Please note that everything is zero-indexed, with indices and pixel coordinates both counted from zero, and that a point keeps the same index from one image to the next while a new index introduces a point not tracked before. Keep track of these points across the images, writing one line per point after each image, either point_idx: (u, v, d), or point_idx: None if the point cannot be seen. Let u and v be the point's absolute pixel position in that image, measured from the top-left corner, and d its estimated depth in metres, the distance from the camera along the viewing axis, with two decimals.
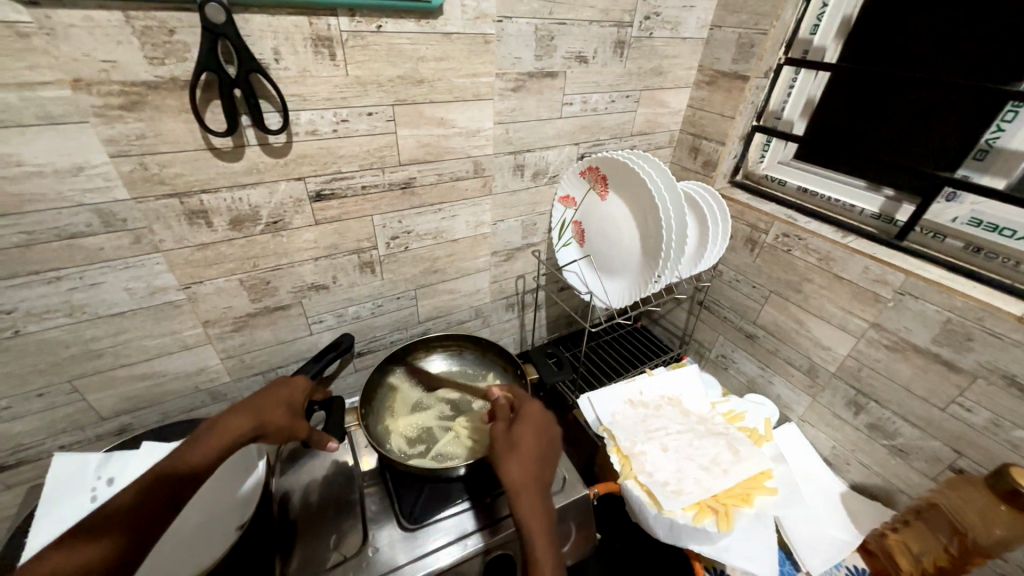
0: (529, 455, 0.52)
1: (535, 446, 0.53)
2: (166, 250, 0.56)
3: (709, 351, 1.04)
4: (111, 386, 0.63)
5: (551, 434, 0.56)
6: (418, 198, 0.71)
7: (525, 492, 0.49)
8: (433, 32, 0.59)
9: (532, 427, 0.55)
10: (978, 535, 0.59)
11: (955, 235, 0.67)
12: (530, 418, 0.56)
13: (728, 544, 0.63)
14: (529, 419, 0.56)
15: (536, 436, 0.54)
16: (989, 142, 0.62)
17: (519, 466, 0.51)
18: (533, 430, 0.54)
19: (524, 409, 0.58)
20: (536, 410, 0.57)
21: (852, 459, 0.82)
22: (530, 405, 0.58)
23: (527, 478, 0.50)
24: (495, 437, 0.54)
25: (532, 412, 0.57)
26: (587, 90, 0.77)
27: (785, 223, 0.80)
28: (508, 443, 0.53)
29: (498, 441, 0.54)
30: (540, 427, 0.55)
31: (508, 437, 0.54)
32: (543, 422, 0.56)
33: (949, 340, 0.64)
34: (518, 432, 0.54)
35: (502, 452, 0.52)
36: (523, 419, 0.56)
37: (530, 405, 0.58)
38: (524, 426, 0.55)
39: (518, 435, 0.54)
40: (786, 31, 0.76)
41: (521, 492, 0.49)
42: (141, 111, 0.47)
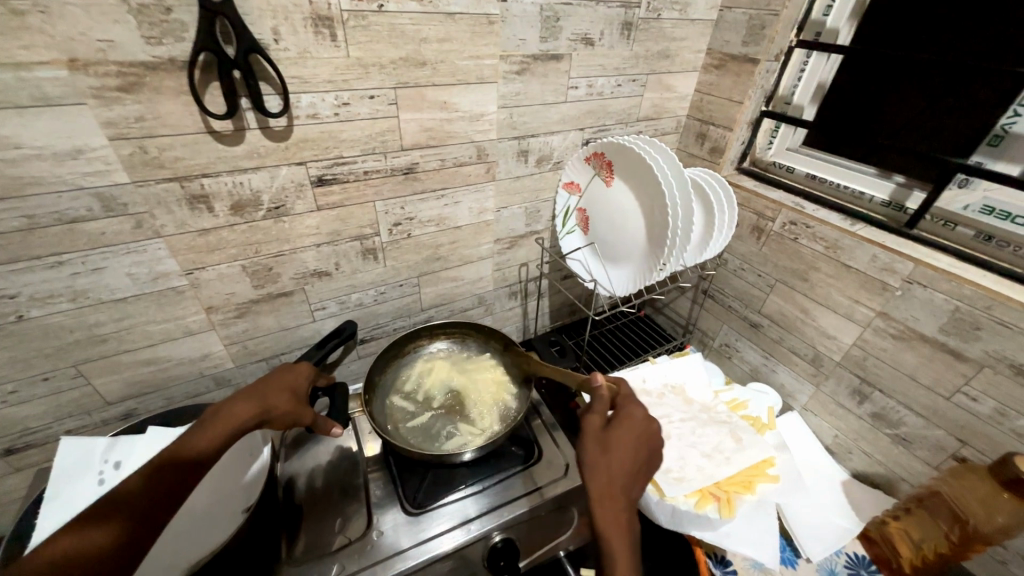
0: (622, 465, 0.46)
1: (631, 456, 0.47)
2: (167, 235, 0.56)
3: (713, 340, 1.04)
4: (116, 371, 0.63)
5: (653, 448, 0.49)
6: (421, 184, 0.70)
7: (613, 503, 0.44)
8: (436, 13, 0.57)
9: (633, 432, 0.49)
10: (980, 522, 0.59)
11: (966, 224, 0.66)
12: (630, 423, 0.50)
13: (728, 530, 0.64)
14: (629, 423, 0.50)
15: (635, 445, 0.48)
16: (1005, 127, 0.60)
17: (608, 472, 0.46)
18: (632, 437, 0.48)
19: (627, 410, 0.51)
20: (640, 416, 0.50)
21: (854, 448, 0.82)
22: (636, 409, 0.51)
23: (617, 486, 0.45)
24: (590, 432, 0.50)
25: (634, 417, 0.51)
26: (593, 74, 0.75)
27: (793, 211, 0.79)
28: (602, 444, 0.48)
29: (590, 438, 0.49)
30: (641, 435, 0.49)
31: (603, 437, 0.49)
32: (646, 432, 0.50)
33: (956, 329, 0.63)
34: (616, 435, 0.49)
35: (594, 453, 0.48)
36: (623, 422, 0.50)
37: (635, 408, 0.52)
38: (623, 431, 0.49)
39: (614, 439, 0.48)
40: (799, 11, 0.74)
41: (607, 501, 0.45)
42: (139, 92, 0.47)
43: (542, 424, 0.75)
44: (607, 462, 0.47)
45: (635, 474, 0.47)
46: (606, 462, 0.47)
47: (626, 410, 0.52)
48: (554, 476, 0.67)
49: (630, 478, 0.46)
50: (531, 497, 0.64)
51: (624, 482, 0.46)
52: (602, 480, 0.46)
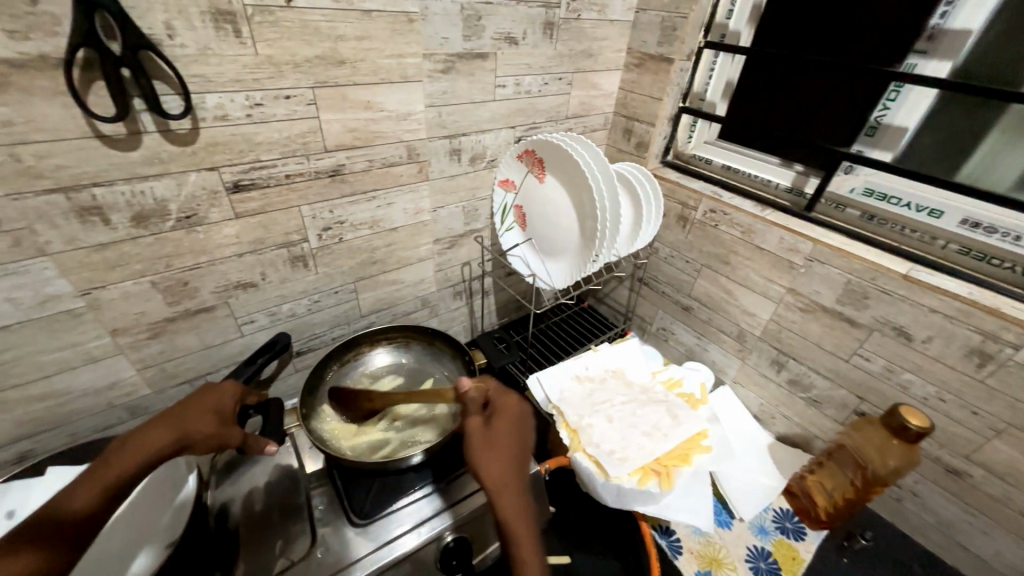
0: (505, 454, 0.55)
1: (512, 444, 0.56)
2: (55, 253, 0.50)
3: (651, 325, 1.09)
4: (3, 409, 0.56)
5: (526, 429, 0.59)
6: (350, 186, 0.68)
7: (507, 489, 0.52)
8: (351, 9, 0.55)
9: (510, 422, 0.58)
10: (877, 467, 0.67)
11: (853, 206, 0.74)
12: (503, 413, 0.58)
13: (669, 502, 0.68)
14: (504, 415, 0.58)
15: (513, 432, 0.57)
16: (878, 119, 0.69)
17: (494, 462, 0.54)
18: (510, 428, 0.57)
19: (498, 405, 0.60)
20: (512, 405, 0.60)
21: (776, 413, 0.90)
22: (507, 401, 0.60)
23: (505, 472, 0.53)
24: (473, 434, 0.56)
25: (506, 407, 0.59)
26: (519, 72, 0.77)
27: (711, 199, 0.85)
28: (484, 441, 0.56)
29: (476, 441, 0.56)
30: (514, 420, 0.58)
31: (487, 436, 0.56)
32: (518, 417, 0.59)
33: (850, 299, 0.71)
34: (496, 431, 0.57)
35: (480, 452, 0.55)
36: (499, 415, 0.59)
37: (506, 400, 0.61)
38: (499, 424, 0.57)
39: (497, 435, 0.56)
40: (704, 15, 0.80)
41: (502, 489, 0.52)
42: (4, 93, 0.41)
43: None
44: (494, 456, 0.54)
45: (519, 457, 0.55)
46: (493, 456, 0.54)
47: (497, 403, 0.60)
48: None
49: (513, 461, 0.54)
50: (482, 492, 0.64)
51: (510, 467, 0.53)
52: (494, 471, 0.53)
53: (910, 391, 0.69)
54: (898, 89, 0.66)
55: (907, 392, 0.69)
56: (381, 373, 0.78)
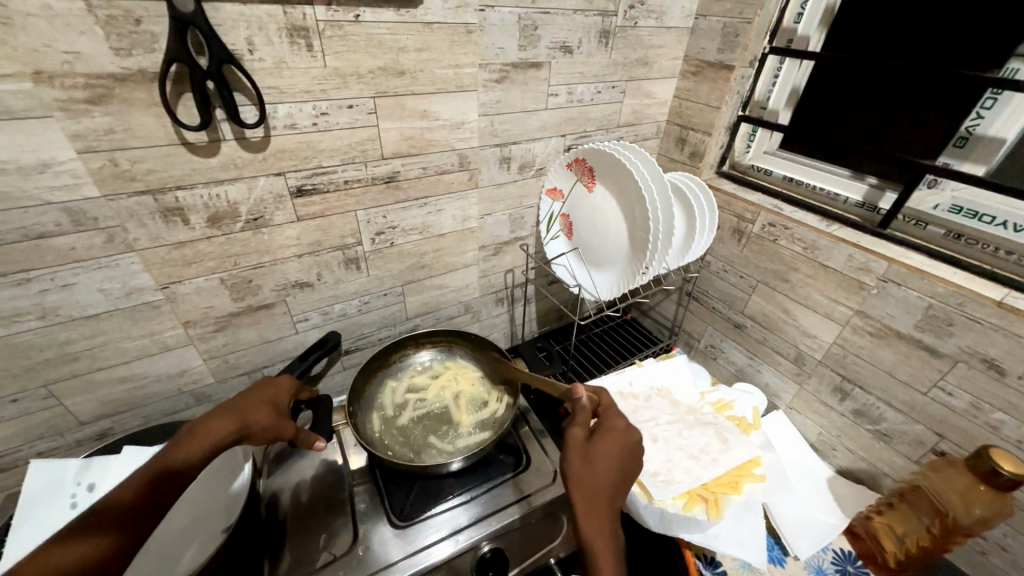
0: (603, 476, 0.47)
1: (613, 468, 0.47)
2: (141, 249, 0.55)
3: (699, 341, 1.05)
4: (90, 390, 0.61)
5: (636, 458, 0.49)
6: (403, 193, 0.70)
7: (596, 513, 0.45)
8: (414, 22, 0.57)
9: (617, 444, 0.49)
10: (959, 515, 0.60)
11: (936, 223, 0.68)
12: (613, 433, 0.50)
13: (717, 532, 0.64)
14: (611, 435, 0.50)
15: (619, 456, 0.48)
16: (969, 129, 0.63)
17: (590, 482, 0.46)
18: (616, 449, 0.49)
19: (609, 421, 0.52)
20: (622, 426, 0.51)
21: (838, 445, 0.83)
22: (617, 421, 0.51)
23: (600, 496, 0.46)
24: (573, 444, 0.49)
25: (615, 427, 0.51)
26: (572, 81, 0.76)
27: (772, 212, 0.80)
28: (585, 455, 0.48)
29: (573, 452, 0.49)
30: (624, 445, 0.49)
31: (587, 449, 0.49)
32: (629, 442, 0.50)
33: (931, 325, 0.65)
34: (599, 448, 0.49)
35: (577, 465, 0.48)
36: (606, 434, 0.50)
37: (616, 419, 0.52)
38: (606, 442, 0.49)
39: (599, 451, 0.49)
40: (771, 20, 0.77)
41: (590, 512, 0.45)
42: (108, 104, 0.46)
43: (530, 431, 0.75)
44: (589, 473, 0.47)
45: (617, 485, 0.47)
46: (587, 474, 0.47)
47: (608, 420, 0.52)
48: (543, 483, 0.66)
49: (611, 488, 0.47)
50: (520, 505, 0.63)
51: (605, 491, 0.46)
52: (584, 490, 0.46)
53: (1002, 432, 0.61)
54: (995, 97, 0.60)
55: (999, 433, 0.62)
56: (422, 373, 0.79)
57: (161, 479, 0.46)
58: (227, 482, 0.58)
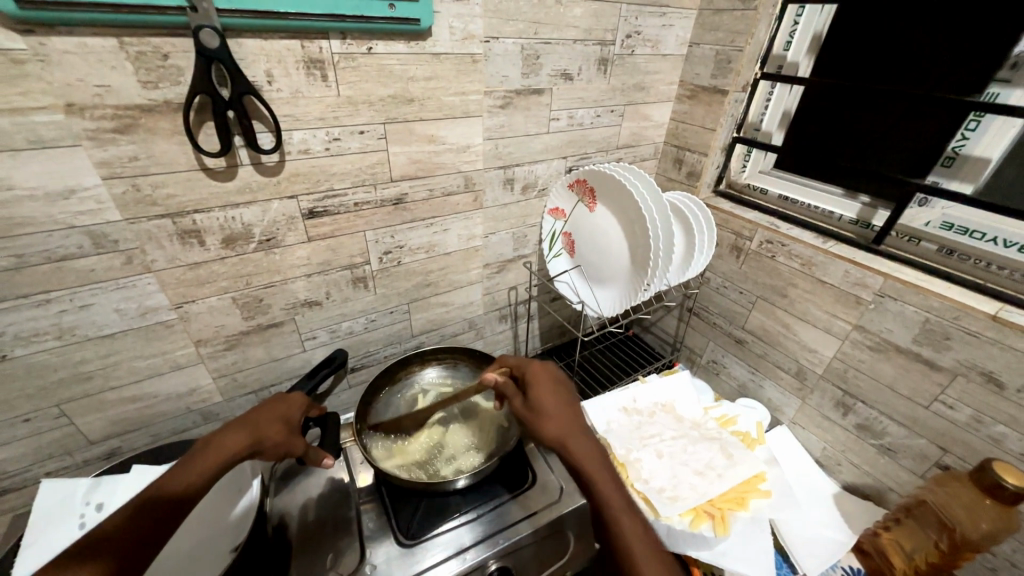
0: (555, 413, 0.58)
1: (558, 400, 0.59)
2: (157, 270, 0.56)
3: (700, 357, 1.06)
4: (101, 409, 0.62)
5: (562, 385, 0.62)
6: (410, 213, 0.72)
7: (571, 439, 0.55)
8: (423, 53, 0.60)
9: (546, 386, 0.61)
10: (966, 530, 0.60)
11: (929, 239, 0.70)
12: (537, 379, 0.62)
13: (726, 549, 0.63)
14: (538, 381, 0.61)
15: (551, 389, 0.60)
16: (955, 150, 0.66)
17: (552, 423, 0.56)
18: (548, 389, 0.60)
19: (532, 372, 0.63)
20: (540, 371, 0.63)
21: (843, 459, 0.83)
22: (536, 369, 0.63)
23: (565, 429, 0.56)
24: (522, 411, 0.60)
25: (536, 373, 0.63)
26: (573, 106, 0.79)
27: (768, 230, 0.83)
28: (533, 411, 0.58)
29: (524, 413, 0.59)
30: (548, 382, 0.61)
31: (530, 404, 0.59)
32: (551, 379, 0.62)
33: (928, 340, 0.66)
34: (538, 397, 0.59)
35: (534, 421, 0.57)
36: (534, 382, 0.61)
37: (534, 368, 0.64)
38: (537, 389, 0.60)
39: (540, 399, 0.59)
40: (761, 48, 0.80)
41: (568, 442, 0.54)
42: (134, 133, 0.48)
43: (536, 447, 0.75)
44: (547, 418, 0.57)
45: (566, 409, 0.58)
46: (547, 419, 0.57)
47: (529, 373, 0.63)
48: (549, 500, 0.66)
49: (566, 414, 0.57)
50: (528, 521, 0.63)
51: (565, 419, 0.57)
52: (552, 430, 0.56)
53: (1004, 445, 0.62)
54: (978, 120, 0.63)
55: (1001, 446, 0.62)
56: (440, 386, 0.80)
57: (162, 500, 0.46)
58: (234, 500, 0.58)
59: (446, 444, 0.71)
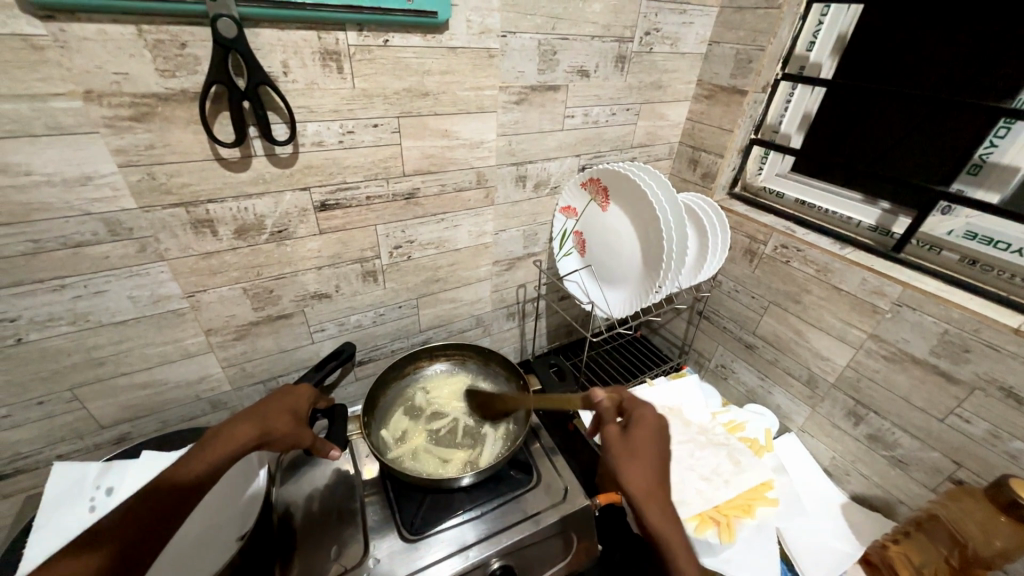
0: (650, 464, 0.53)
1: (655, 450, 0.54)
2: (170, 259, 0.57)
3: (709, 361, 1.05)
4: (112, 394, 0.62)
5: (667, 441, 0.56)
6: (422, 208, 0.72)
7: (656, 501, 0.51)
8: (439, 47, 0.60)
9: (651, 432, 0.56)
10: (979, 546, 0.59)
11: (951, 248, 0.68)
12: (647, 425, 0.56)
13: (731, 556, 0.62)
14: (644, 424, 0.56)
15: (653, 435, 0.55)
16: (982, 157, 0.64)
17: (643, 476, 0.52)
18: (653, 437, 0.55)
19: (639, 411, 0.58)
20: (651, 416, 0.57)
21: (852, 470, 0.82)
22: (645, 411, 0.58)
23: (654, 489, 0.51)
24: (613, 443, 0.55)
25: (646, 417, 0.57)
26: (588, 103, 0.78)
27: (784, 234, 0.81)
28: (628, 451, 0.54)
29: (616, 448, 0.55)
30: (655, 432, 0.56)
31: (628, 445, 0.55)
32: (658, 428, 0.56)
33: (946, 351, 0.64)
34: (637, 439, 0.55)
35: (625, 461, 0.53)
36: (639, 424, 0.56)
37: (644, 409, 0.59)
38: (640, 434, 0.55)
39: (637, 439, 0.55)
40: (783, 48, 0.78)
41: (650, 503, 0.50)
42: (150, 122, 0.48)
43: (542, 448, 0.74)
44: (639, 466, 0.53)
45: (663, 468, 0.53)
46: (637, 466, 0.52)
47: (636, 411, 0.58)
48: (553, 500, 0.66)
49: (661, 472, 0.53)
50: (532, 521, 0.63)
51: (658, 476, 0.52)
52: (636, 478, 0.52)
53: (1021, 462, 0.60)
54: (1008, 126, 0.61)
55: (1018, 463, 0.61)
56: (433, 386, 0.79)
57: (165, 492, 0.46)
58: (241, 489, 0.59)
59: (448, 441, 0.70)
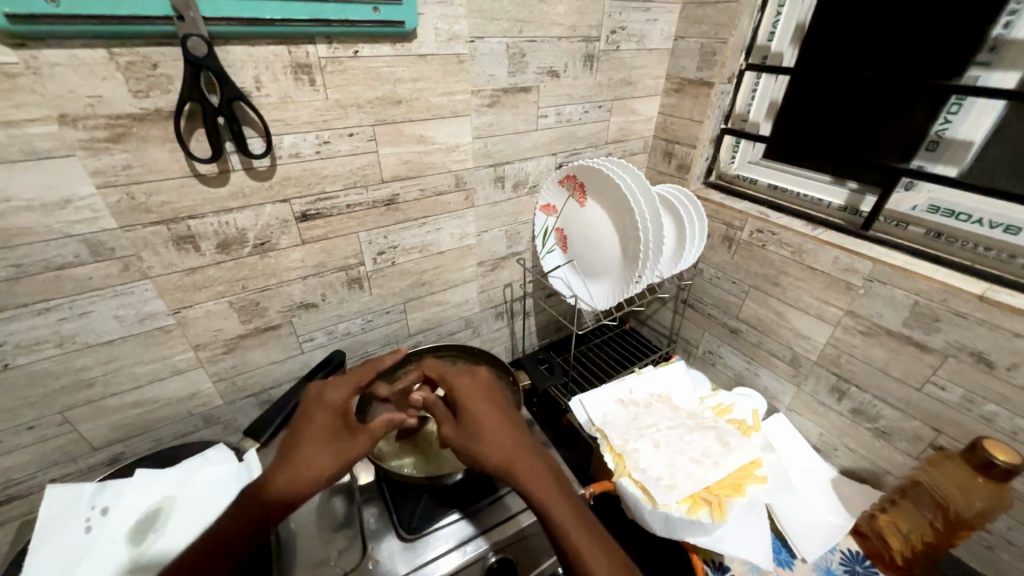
0: (492, 428, 0.53)
1: (501, 422, 0.54)
2: (154, 277, 0.57)
3: (696, 348, 1.07)
4: (102, 415, 0.63)
5: (495, 396, 0.58)
6: (403, 214, 0.73)
7: (515, 464, 0.50)
8: (409, 55, 0.61)
9: (478, 401, 0.56)
10: (961, 507, 0.60)
11: (917, 223, 0.71)
12: (467, 395, 0.57)
13: (723, 534, 0.64)
14: (470, 398, 0.57)
15: (490, 406, 0.56)
16: (939, 133, 0.66)
17: (490, 443, 0.52)
18: (479, 401, 0.56)
19: (463, 393, 0.58)
20: (467, 385, 0.59)
21: (839, 444, 0.84)
22: (462, 383, 0.59)
23: (508, 449, 0.52)
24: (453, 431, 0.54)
25: (465, 388, 0.59)
26: (560, 102, 0.80)
27: (758, 219, 0.83)
28: (468, 433, 0.53)
29: (457, 435, 0.54)
30: (483, 396, 0.58)
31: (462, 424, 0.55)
32: (479, 392, 0.58)
33: (918, 322, 0.67)
34: (469, 415, 0.55)
35: (466, 442, 0.53)
36: (466, 395, 0.58)
37: (461, 382, 0.60)
38: (471, 406, 0.56)
39: (478, 420, 0.54)
40: (745, 38, 0.81)
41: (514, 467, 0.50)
42: (127, 142, 0.49)
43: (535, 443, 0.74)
44: (480, 439, 0.53)
45: (506, 425, 0.54)
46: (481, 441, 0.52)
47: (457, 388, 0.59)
48: None
49: (505, 430, 0.54)
50: (527, 513, 0.64)
51: (504, 435, 0.53)
52: (499, 455, 0.51)
53: (996, 424, 0.63)
54: (960, 102, 0.64)
55: (993, 425, 0.63)
56: None
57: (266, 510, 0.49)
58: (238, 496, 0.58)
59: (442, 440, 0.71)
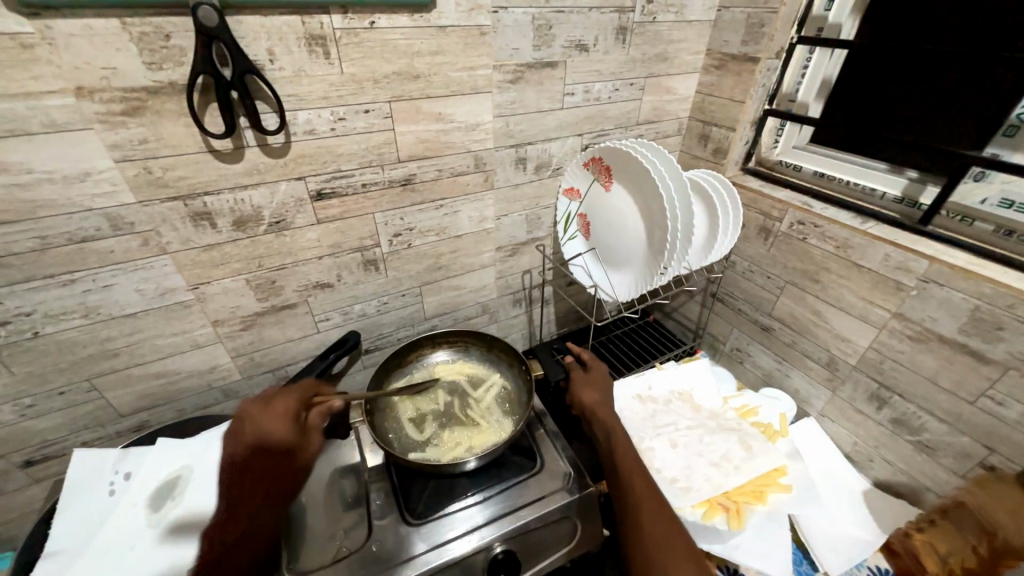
0: (600, 387, 0.71)
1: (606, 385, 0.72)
2: (173, 252, 0.58)
3: (724, 345, 1.02)
4: (128, 384, 0.65)
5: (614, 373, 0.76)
6: (419, 195, 0.71)
7: (602, 410, 0.67)
8: (427, 26, 0.58)
9: (602, 371, 0.74)
10: (1010, 535, 0.55)
11: (985, 218, 0.63)
12: (598, 370, 0.74)
13: (738, 543, 0.61)
14: (598, 368, 0.74)
15: (603, 374, 0.74)
16: (1021, 117, 0.58)
17: (601, 392, 0.70)
18: (603, 369, 0.74)
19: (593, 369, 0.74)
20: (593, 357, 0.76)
21: (875, 455, 0.78)
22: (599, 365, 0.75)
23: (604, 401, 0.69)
24: (575, 381, 0.72)
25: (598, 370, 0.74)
26: (589, 79, 0.75)
27: (800, 210, 0.77)
28: (586, 384, 0.71)
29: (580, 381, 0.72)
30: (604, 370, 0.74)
31: (588, 379, 0.72)
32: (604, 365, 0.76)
33: (978, 329, 0.60)
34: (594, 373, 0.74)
35: (585, 386, 0.71)
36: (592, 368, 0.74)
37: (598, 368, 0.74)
38: (596, 370, 0.74)
39: (595, 377, 0.73)
40: (798, 9, 0.73)
41: (599, 411, 0.67)
42: (142, 116, 0.48)
43: (546, 434, 0.74)
44: (593, 389, 0.70)
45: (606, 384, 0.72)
46: (591, 389, 0.70)
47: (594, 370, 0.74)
48: (557, 484, 0.65)
49: (607, 389, 0.71)
50: (536, 506, 0.63)
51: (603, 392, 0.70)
52: (590, 398, 0.69)
53: None
54: None
55: None
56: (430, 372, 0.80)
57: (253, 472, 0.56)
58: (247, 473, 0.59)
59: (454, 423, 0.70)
